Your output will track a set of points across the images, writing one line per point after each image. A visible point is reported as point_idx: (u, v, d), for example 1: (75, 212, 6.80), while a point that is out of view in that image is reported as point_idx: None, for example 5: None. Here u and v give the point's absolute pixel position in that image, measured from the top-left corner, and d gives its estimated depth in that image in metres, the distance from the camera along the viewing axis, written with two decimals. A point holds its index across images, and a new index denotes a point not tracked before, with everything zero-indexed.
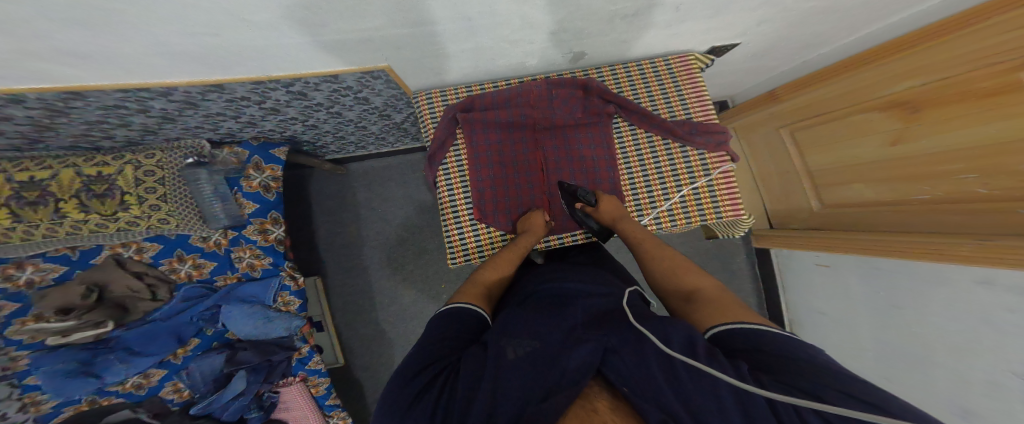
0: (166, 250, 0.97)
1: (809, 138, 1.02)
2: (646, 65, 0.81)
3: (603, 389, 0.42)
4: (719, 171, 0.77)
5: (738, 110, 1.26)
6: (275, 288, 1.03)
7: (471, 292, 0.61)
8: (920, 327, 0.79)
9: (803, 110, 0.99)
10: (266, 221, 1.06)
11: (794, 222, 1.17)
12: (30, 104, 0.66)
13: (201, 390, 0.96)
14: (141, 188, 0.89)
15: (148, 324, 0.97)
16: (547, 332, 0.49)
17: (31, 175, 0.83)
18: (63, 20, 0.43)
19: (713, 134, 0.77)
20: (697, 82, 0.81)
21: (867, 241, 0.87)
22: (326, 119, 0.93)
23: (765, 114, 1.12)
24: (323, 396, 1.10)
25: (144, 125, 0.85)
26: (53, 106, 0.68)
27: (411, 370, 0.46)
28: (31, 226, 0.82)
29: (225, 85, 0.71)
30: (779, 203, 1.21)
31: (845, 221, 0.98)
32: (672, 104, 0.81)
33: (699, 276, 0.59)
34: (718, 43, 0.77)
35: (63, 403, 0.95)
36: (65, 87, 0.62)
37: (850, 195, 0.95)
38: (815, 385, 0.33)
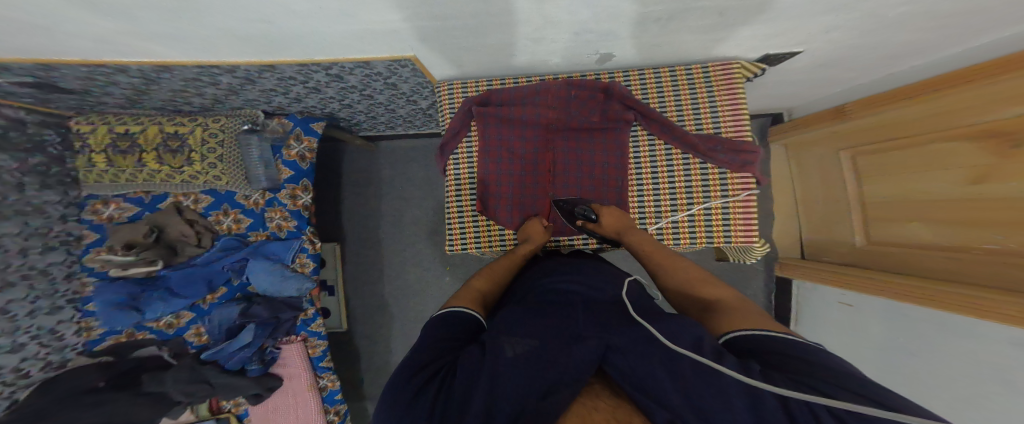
0: (216, 203, 1.12)
1: (875, 164, 0.90)
2: (680, 71, 0.75)
3: (602, 388, 0.45)
4: (739, 195, 0.72)
5: (797, 122, 1.14)
6: (295, 249, 1.10)
7: (465, 297, 0.61)
8: (945, 384, 0.71)
9: (871, 132, 0.90)
10: (297, 187, 1.13)
11: (828, 254, 1.09)
12: (132, 74, 0.81)
13: (216, 337, 1.06)
14: (205, 147, 1.02)
15: (190, 268, 1.09)
16: (546, 331, 0.48)
17: (125, 129, 1.03)
18: (160, 4, 0.50)
19: (740, 153, 0.71)
20: (737, 95, 0.73)
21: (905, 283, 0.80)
22: (360, 100, 0.98)
23: (828, 131, 1.01)
24: (318, 358, 1.13)
25: (214, 96, 0.96)
26: (147, 75, 0.81)
27: (406, 371, 0.45)
28: (120, 171, 1.05)
29: (277, 66, 0.77)
30: (818, 231, 1.13)
31: (883, 258, 0.91)
32: (702, 117, 0.75)
33: (720, 287, 0.58)
34: (773, 51, 0.69)
35: (108, 332, 1.11)
36: (157, 60, 0.73)
37: (913, 233, 0.82)
38: (828, 385, 0.33)
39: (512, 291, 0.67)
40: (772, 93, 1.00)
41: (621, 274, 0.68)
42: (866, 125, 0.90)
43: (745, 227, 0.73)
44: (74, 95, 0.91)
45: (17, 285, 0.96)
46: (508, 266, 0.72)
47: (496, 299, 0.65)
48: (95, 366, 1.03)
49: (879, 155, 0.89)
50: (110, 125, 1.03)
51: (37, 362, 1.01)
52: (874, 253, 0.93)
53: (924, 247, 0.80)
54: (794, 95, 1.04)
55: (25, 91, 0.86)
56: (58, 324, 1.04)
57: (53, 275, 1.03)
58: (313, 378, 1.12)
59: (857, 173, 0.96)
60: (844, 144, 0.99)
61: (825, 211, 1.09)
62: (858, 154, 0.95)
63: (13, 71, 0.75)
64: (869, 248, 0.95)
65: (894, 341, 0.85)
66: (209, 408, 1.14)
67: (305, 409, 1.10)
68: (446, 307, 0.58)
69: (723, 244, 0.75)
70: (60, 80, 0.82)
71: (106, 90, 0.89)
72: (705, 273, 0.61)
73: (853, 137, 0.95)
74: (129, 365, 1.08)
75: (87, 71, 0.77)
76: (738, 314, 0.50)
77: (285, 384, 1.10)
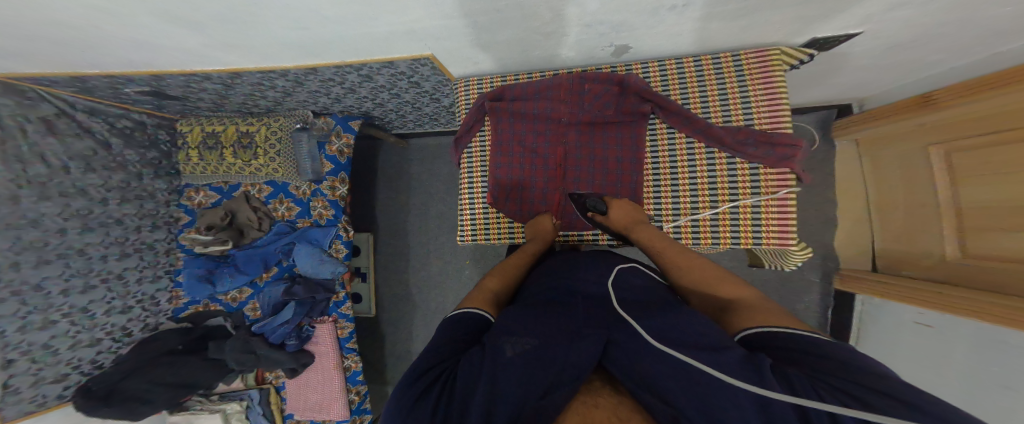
0: (274, 193, 1.27)
1: (970, 162, 0.68)
2: (705, 59, 0.69)
3: (605, 385, 0.42)
4: (773, 193, 0.65)
5: (861, 117, 0.96)
6: (332, 235, 1.20)
7: (479, 298, 0.59)
8: (983, 404, 0.62)
9: (970, 124, 0.68)
10: (336, 179, 1.23)
11: (909, 269, 0.85)
12: (214, 81, 0.96)
13: (267, 312, 1.20)
14: (268, 144, 1.18)
15: (251, 249, 1.25)
16: (545, 328, 0.47)
17: (213, 129, 1.24)
18: (223, 19, 0.59)
19: (775, 147, 0.64)
20: (774, 83, 0.65)
21: (979, 304, 0.63)
22: (389, 99, 1.06)
23: (914, 125, 0.79)
24: (345, 339, 1.23)
25: (274, 98, 1.10)
26: (224, 81, 0.96)
27: (410, 374, 0.44)
28: (206, 164, 1.26)
29: (319, 68, 0.86)
30: (896, 244, 0.89)
31: (974, 277, 0.69)
32: (730, 106, 0.68)
33: (739, 286, 0.53)
34: (822, 34, 0.60)
35: (189, 302, 1.31)
36: (229, 68, 0.86)
37: (1009, 247, 0.60)
38: (851, 385, 0.30)
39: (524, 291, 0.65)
40: (831, 85, 0.88)
41: (623, 262, 0.66)
42: (967, 115, 0.68)
43: (779, 227, 0.65)
44: (178, 101, 1.12)
45: (132, 256, 1.19)
46: (518, 264, 0.71)
47: (508, 299, 0.64)
48: (177, 331, 1.25)
49: (977, 152, 0.66)
50: (202, 126, 1.25)
51: (139, 323, 1.22)
52: (964, 272, 0.71)
53: (1004, 261, 0.62)
54: (860, 87, 0.89)
55: (145, 98, 1.08)
56: (156, 291, 1.26)
57: (157, 249, 1.27)
58: (339, 357, 1.21)
59: (953, 173, 0.72)
60: (934, 140, 0.76)
61: (905, 222, 0.85)
62: (954, 152, 0.72)
63: (137, 82, 0.95)
64: (963, 265, 0.71)
65: (939, 356, 0.74)
66: (255, 378, 1.30)
67: (330, 386, 1.19)
68: (457, 308, 0.56)
69: (752, 245, 0.68)
70: (168, 88, 1.00)
71: (198, 95, 1.08)
72: (722, 270, 0.57)
73: (952, 131, 0.72)
74: (200, 332, 1.29)
75: (185, 80, 0.94)
76: (760, 313, 0.46)
77: (316, 361, 1.21)
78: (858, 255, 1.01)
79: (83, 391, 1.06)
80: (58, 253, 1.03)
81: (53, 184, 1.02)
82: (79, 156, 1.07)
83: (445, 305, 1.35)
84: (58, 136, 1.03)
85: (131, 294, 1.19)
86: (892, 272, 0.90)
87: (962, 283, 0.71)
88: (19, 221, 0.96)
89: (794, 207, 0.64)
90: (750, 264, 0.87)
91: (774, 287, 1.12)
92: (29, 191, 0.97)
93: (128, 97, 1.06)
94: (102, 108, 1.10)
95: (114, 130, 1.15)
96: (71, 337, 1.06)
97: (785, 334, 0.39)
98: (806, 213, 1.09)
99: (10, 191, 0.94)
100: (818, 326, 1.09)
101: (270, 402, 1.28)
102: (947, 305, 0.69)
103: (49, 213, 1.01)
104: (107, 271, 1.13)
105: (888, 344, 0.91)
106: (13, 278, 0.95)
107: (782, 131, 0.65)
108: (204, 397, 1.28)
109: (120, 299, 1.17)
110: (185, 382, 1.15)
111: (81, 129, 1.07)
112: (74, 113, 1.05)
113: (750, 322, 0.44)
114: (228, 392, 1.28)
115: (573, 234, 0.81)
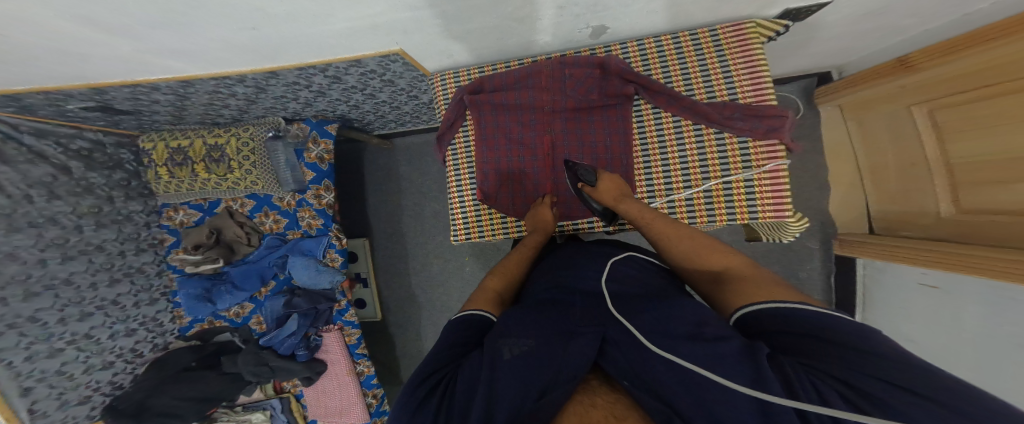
0: (258, 206, 1.22)
1: (954, 121, 0.67)
2: (684, 36, 0.65)
3: (601, 384, 0.40)
4: (764, 167, 0.63)
5: (839, 84, 0.95)
6: (325, 244, 1.17)
7: (482, 298, 0.59)
8: (1004, 356, 0.63)
9: (946, 85, 0.67)
10: (320, 187, 1.18)
11: (906, 229, 0.86)
12: (166, 92, 0.88)
13: (271, 325, 1.20)
14: (241, 155, 1.11)
15: (245, 265, 1.21)
16: (541, 330, 0.46)
17: (178, 144, 1.16)
18: (157, 20, 0.52)
19: (763, 119, 0.62)
20: (754, 57, 0.62)
21: (975, 258, 0.64)
22: (364, 100, 0.99)
23: (894, 87, 0.77)
24: (354, 345, 1.24)
25: (239, 107, 1.02)
26: (177, 91, 0.88)
27: (416, 378, 0.44)
28: (180, 181, 1.19)
29: (278, 72, 0.79)
30: (893, 205, 0.89)
31: (966, 232, 0.70)
32: (713, 81, 0.65)
33: (730, 254, 0.53)
34: (794, 5, 0.57)
35: (194, 320, 1.30)
36: (179, 77, 0.79)
37: (1008, 200, 0.60)
38: (847, 371, 0.29)
39: (524, 289, 0.64)
40: (809, 54, 0.84)
41: (621, 253, 0.65)
42: (939, 77, 0.67)
43: (774, 201, 0.64)
44: (132, 115, 1.04)
45: (122, 281, 1.16)
46: (523, 257, 0.70)
47: (512, 298, 0.64)
48: (188, 348, 1.24)
49: (960, 109, 0.65)
50: (166, 141, 1.16)
51: (148, 344, 1.22)
52: (959, 226, 0.72)
53: (998, 214, 0.63)
54: (840, 53, 0.86)
55: (95, 114, 1.00)
56: (157, 312, 1.25)
57: (148, 272, 1.23)
58: (351, 363, 1.23)
59: (939, 132, 0.71)
60: (915, 100, 0.74)
61: (898, 180, 0.86)
62: (937, 110, 0.71)
63: (79, 97, 0.86)
64: (958, 220, 0.71)
65: (952, 316, 0.75)
66: (274, 388, 1.33)
67: (347, 391, 1.22)
68: (462, 310, 0.55)
69: (748, 220, 0.66)
70: (116, 102, 0.92)
71: (154, 108, 1.00)
72: (712, 238, 0.56)
73: (930, 90, 0.70)
74: (212, 347, 1.28)
75: (131, 91, 0.86)
76: (754, 285, 0.45)
77: (329, 368, 1.23)
78: (853, 218, 1.02)
79: (112, 412, 1.09)
80: (45, 284, 0.99)
81: (19, 215, 0.96)
82: (39, 183, 1.00)
83: (450, 302, 1.36)
84: (10, 164, 0.94)
85: (132, 317, 1.18)
86: (890, 232, 0.91)
87: (957, 238, 0.73)
88: None
89: (786, 178, 0.63)
90: (749, 238, 0.87)
91: (775, 256, 1.13)
92: None
93: (77, 114, 0.97)
94: (50, 129, 1.00)
95: (70, 153, 1.06)
96: (82, 362, 1.07)
97: (777, 317, 0.38)
98: (804, 178, 1.08)
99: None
100: (819, 289, 1.11)
101: (292, 410, 1.31)
102: (939, 260, 0.72)
103: (23, 245, 0.96)
104: (100, 299, 1.11)
105: (898, 300, 0.91)
106: (4, 312, 0.92)
107: (767, 103, 0.63)
108: (228, 409, 1.31)
109: (121, 323, 1.15)
110: (208, 396, 1.17)
111: (33, 154, 0.98)
112: (22, 136, 0.95)
113: (747, 299, 0.43)
114: (250, 403, 1.32)
115: (568, 224, 0.79)
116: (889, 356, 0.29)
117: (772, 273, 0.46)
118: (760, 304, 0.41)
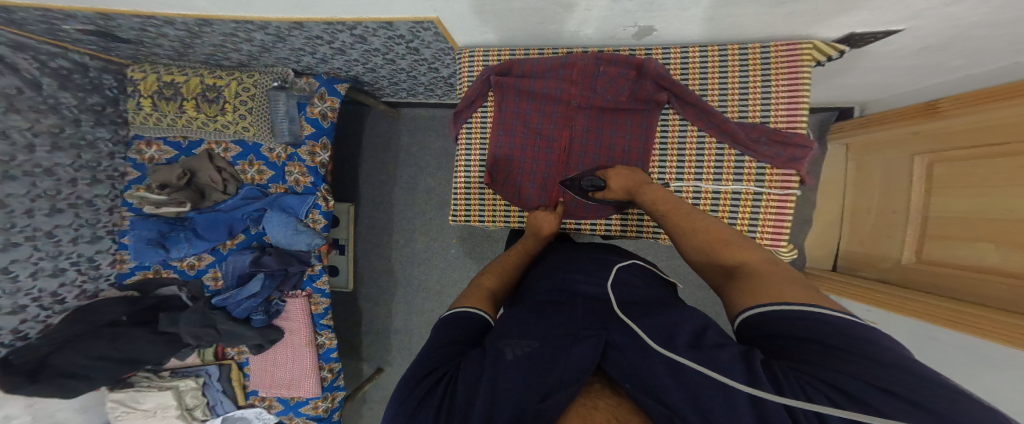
0: (243, 154, 1.15)
1: (955, 176, 0.69)
2: (733, 49, 0.66)
3: (604, 387, 0.42)
4: (775, 191, 0.67)
5: (862, 120, 0.97)
6: (309, 204, 1.12)
7: (476, 295, 0.58)
8: None
9: (943, 139, 0.72)
10: (317, 144, 1.13)
11: (863, 269, 0.93)
12: (178, 27, 0.85)
13: (230, 283, 1.11)
14: (239, 99, 1.06)
15: (214, 213, 1.13)
16: (545, 332, 0.47)
17: (172, 78, 1.09)
18: None
19: (787, 147, 0.65)
20: (799, 81, 0.62)
21: (921, 304, 0.72)
22: (382, 64, 0.98)
23: (909, 133, 0.80)
24: (320, 315, 1.17)
25: (249, 52, 0.98)
26: (191, 28, 0.85)
27: (415, 375, 0.43)
28: (163, 114, 1.11)
29: (305, 23, 0.77)
30: (858, 245, 0.94)
31: (922, 282, 0.76)
32: (750, 100, 0.67)
33: (748, 248, 0.50)
34: (860, 30, 0.57)
35: (137, 267, 1.18)
36: (197, 14, 0.76)
37: (965, 255, 0.66)
38: (838, 377, 0.29)
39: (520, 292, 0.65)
40: (842, 84, 0.88)
41: (620, 259, 0.67)
42: (959, 127, 0.70)
43: (775, 222, 0.68)
44: (131, 44, 0.98)
45: (65, 212, 1.05)
46: (517, 262, 0.70)
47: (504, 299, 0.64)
48: (122, 299, 1.11)
49: (962, 164, 0.67)
50: (159, 74, 1.09)
51: (73, 290, 1.08)
52: (915, 275, 0.77)
53: (954, 268, 0.69)
54: (871, 89, 0.90)
55: (90, 38, 0.94)
56: (95, 253, 1.12)
57: (97, 206, 1.13)
58: (313, 334, 1.16)
59: (932, 183, 0.74)
60: (923, 148, 0.76)
61: (874, 225, 0.88)
62: (937, 162, 0.73)
63: (78, 18, 0.82)
64: (914, 268, 0.77)
65: None
66: (214, 353, 1.21)
67: (301, 363, 1.13)
68: (452, 307, 0.54)
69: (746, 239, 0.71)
70: (119, 29, 0.88)
71: (157, 41, 0.96)
72: (730, 231, 0.53)
73: (943, 140, 0.72)
74: (150, 303, 1.16)
75: (141, 21, 0.83)
76: (764, 282, 0.43)
77: (286, 336, 1.15)
78: (821, 255, 1.08)
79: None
80: None
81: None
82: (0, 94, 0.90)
83: (429, 283, 1.33)
84: None
85: (63, 255, 1.05)
86: (846, 271, 0.98)
87: (906, 285, 0.80)
88: None
89: (792, 206, 0.67)
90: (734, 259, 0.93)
91: None
92: None
93: (69, 34, 0.92)
94: (32, 44, 0.94)
95: (46, 69, 0.98)
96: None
97: (770, 319, 0.38)
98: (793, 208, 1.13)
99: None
100: None
101: (231, 379, 1.21)
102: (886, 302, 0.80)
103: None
104: (32, 229, 0.99)
105: None
106: None
107: (797, 131, 0.65)
108: (151, 374, 1.17)
109: (49, 261, 1.03)
110: (131, 358, 1.06)
111: (3, 64, 0.89)
112: None
113: (756, 299, 0.41)
114: (182, 368, 1.19)
115: (571, 222, 0.81)
116: (880, 359, 0.29)
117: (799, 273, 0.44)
118: (767, 306, 0.39)
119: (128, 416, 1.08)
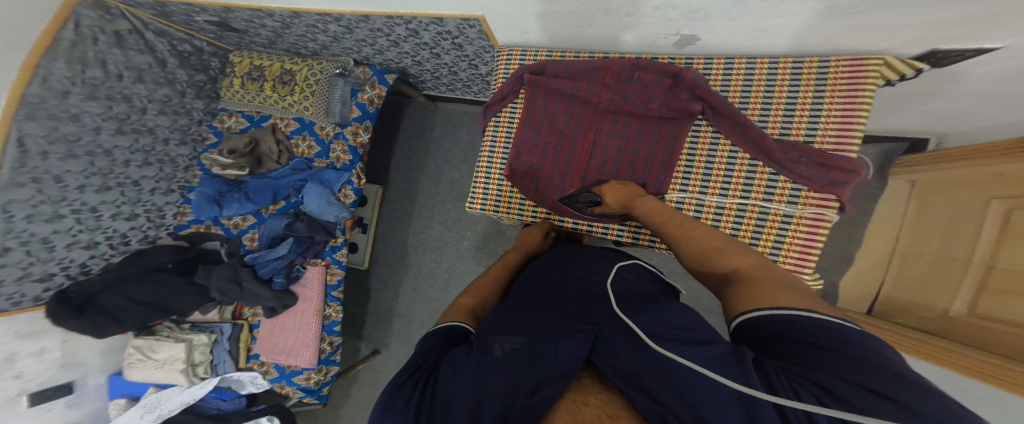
0: (300, 129, 1.26)
1: None
2: (785, 62, 0.64)
3: (594, 382, 0.38)
4: (809, 213, 0.61)
5: (933, 156, 0.87)
6: (344, 180, 1.19)
7: (457, 311, 0.57)
8: None
9: (1016, 183, 0.63)
10: (360, 126, 1.21)
11: (902, 316, 0.83)
12: (275, 18, 1.00)
13: (264, 244, 1.20)
14: (306, 83, 1.18)
15: (265, 179, 1.24)
16: (534, 327, 0.45)
17: (259, 65, 1.25)
18: None
19: (830, 169, 0.59)
20: (857, 99, 0.57)
21: (965, 358, 0.62)
22: (428, 58, 1.06)
23: (990, 174, 0.69)
24: (332, 287, 1.22)
25: (321, 42, 1.11)
26: (284, 19, 0.99)
27: (400, 378, 0.42)
28: (243, 91, 1.27)
29: (370, 16, 0.86)
30: (901, 291, 0.84)
31: (969, 336, 0.66)
32: (795, 117, 0.63)
33: (744, 255, 0.47)
34: (945, 46, 0.52)
35: (192, 221, 1.30)
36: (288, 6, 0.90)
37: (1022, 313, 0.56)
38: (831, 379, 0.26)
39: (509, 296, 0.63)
40: (920, 112, 0.81)
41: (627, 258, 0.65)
42: None
43: (803, 246, 0.62)
44: (239, 34, 1.17)
45: (153, 165, 1.20)
46: (500, 276, 0.71)
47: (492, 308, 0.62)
48: (169, 248, 1.20)
49: None
50: (252, 59, 1.25)
51: (139, 234, 1.20)
52: (961, 329, 0.67)
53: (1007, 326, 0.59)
54: (948, 119, 0.81)
55: (212, 28, 1.14)
56: (165, 204, 1.25)
57: (178, 164, 1.27)
58: (322, 305, 1.19)
59: (1004, 233, 0.63)
60: (1002, 193, 0.65)
61: (924, 272, 0.79)
62: (1015, 209, 0.62)
63: (209, 11, 1.02)
64: (964, 322, 0.67)
65: None
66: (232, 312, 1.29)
67: (305, 331, 1.17)
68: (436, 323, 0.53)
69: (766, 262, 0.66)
70: (233, 20, 1.06)
71: (258, 31, 1.12)
72: (728, 241, 0.50)
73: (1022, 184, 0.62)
74: (194, 253, 1.24)
75: (251, 14, 1.00)
76: (758, 286, 0.40)
77: (298, 303, 1.19)
78: (857, 296, 0.97)
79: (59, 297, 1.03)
80: (87, 150, 1.05)
81: (104, 87, 1.06)
82: (135, 68, 1.11)
83: (438, 271, 1.35)
84: (124, 49, 1.07)
85: (140, 202, 1.19)
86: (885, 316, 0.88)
87: (950, 338, 0.70)
88: (63, 113, 0.98)
89: (824, 236, 0.61)
90: None
91: None
92: (81, 88, 1.01)
93: (198, 24, 1.12)
94: (173, 32, 1.15)
95: (174, 51, 1.17)
96: (71, 236, 1.05)
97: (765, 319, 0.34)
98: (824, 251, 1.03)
99: (63, 87, 0.97)
100: None
101: (239, 340, 1.26)
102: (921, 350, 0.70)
103: (92, 111, 1.04)
104: (124, 177, 1.14)
105: None
106: (39, 166, 0.96)
107: (845, 154, 0.59)
108: (174, 324, 1.25)
109: (128, 206, 1.16)
110: (160, 306, 1.14)
111: (146, 46, 1.11)
112: (146, 32, 1.10)
113: (752, 302, 0.37)
114: (200, 323, 1.26)
115: (581, 224, 0.80)
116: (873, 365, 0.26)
117: (794, 278, 0.40)
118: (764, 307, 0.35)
119: (140, 364, 1.16)
